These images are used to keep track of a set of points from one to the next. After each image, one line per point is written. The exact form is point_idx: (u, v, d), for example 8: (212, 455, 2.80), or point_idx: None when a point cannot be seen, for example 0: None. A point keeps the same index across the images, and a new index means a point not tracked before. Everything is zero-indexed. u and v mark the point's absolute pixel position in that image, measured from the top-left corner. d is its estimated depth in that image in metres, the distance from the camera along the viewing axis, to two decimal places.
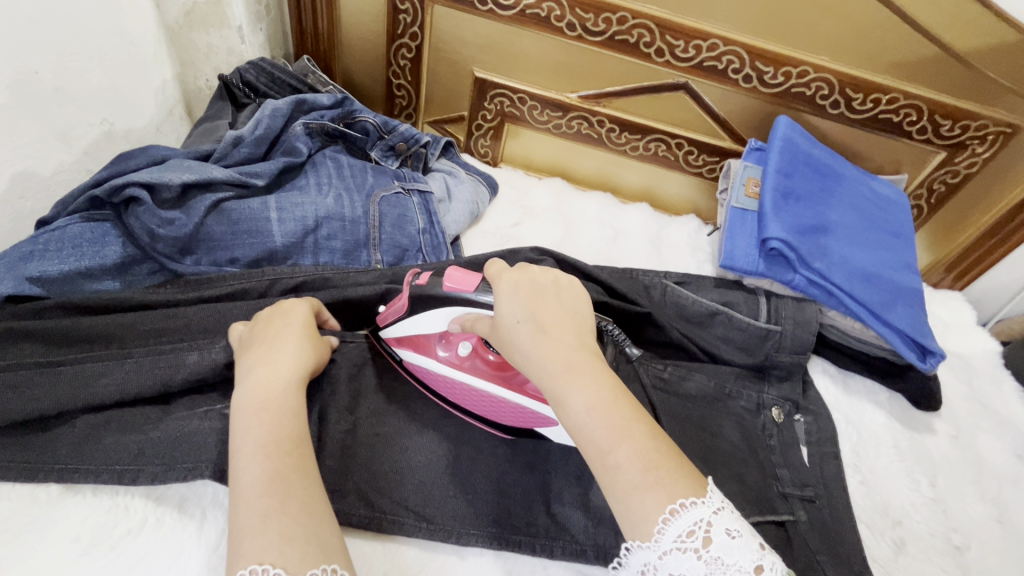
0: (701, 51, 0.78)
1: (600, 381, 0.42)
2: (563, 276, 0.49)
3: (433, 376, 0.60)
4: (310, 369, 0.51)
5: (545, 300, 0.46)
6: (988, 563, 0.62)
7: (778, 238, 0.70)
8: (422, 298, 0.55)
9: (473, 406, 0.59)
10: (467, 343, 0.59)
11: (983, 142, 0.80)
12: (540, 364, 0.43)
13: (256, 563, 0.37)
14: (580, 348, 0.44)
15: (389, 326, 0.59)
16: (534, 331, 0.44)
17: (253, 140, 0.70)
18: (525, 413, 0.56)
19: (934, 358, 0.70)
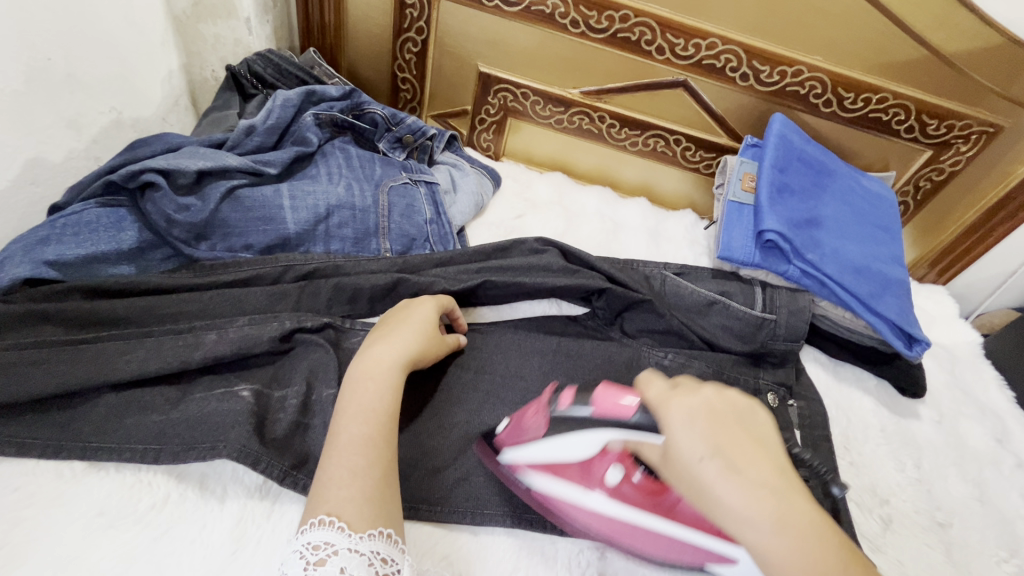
0: (700, 49, 0.81)
1: (814, 537, 0.33)
2: (744, 395, 0.39)
3: (572, 510, 0.49)
4: (420, 355, 0.54)
5: (732, 429, 0.36)
6: (969, 538, 0.65)
7: (774, 230, 0.73)
8: (563, 421, 0.49)
9: (626, 535, 0.47)
10: (614, 470, 0.45)
11: (966, 141, 0.84)
12: (738, 522, 0.34)
13: (326, 514, 0.41)
14: (783, 495, 0.34)
15: (521, 450, 0.51)
16: (727, 473, 0.35)
17: (265, 129, 0.71)
18: (691, 547, 0.42)
19: (920, 345, 0.74)
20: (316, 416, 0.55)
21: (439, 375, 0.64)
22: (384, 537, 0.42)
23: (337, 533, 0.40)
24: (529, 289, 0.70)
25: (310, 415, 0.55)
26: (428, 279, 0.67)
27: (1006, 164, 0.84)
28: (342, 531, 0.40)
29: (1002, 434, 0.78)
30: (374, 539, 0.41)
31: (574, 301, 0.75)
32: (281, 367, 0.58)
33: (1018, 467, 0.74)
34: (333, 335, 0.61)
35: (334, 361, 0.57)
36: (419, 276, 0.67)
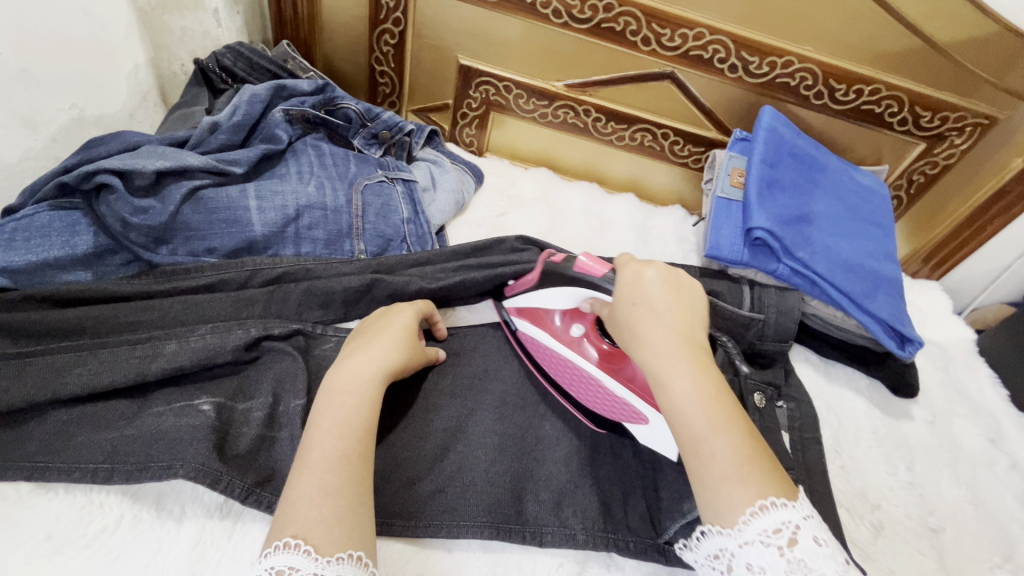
0: (687, 40, 0.78)
1: (700, 371, 0.43)
2: (689, 279, 0.51)
3: (541, 350, 0.63)
4: (400, 367, 0.52)
5: (667, 291, 0.49)
6: (962, 544, 0.63)
7: (763, 227, 0.70)
8: (555, 273, 0.59)
9: (572, 386, 0.61)
10: (580, 326, 0.61)
11: (960, 133, 0.81)
12: (646, 342, 0.45)
13: (290, 537, 0.37)
14: (686, 338, 0.45)
15: (517, 298, 0.65)
16: (645, 312, 0.47)
17: (231, 127, 0.68)
18: (618, 405, 0.57)
19: (913, 346, 0.71)
20: (282, 429, 0.52)
21: (415, 382, 0.62)
22: (354, 561, 0.37)
23: (303, 557, 0.36)
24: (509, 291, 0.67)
25: (276, 428, 0.52)
26: (403, 280, 0.64)
27: (1002, 157, 0.82)
28: (308, 554, 0.36)
29: (995, 434, 0.76)
30: (341, 563, 0.37)
31: None
32: (246, 377, 0.55)
33: (1012, 468, 0.72)
34: (302, 343, 0.59)
35: (303, 370, 0.55)
36: (395, 275, 0.64)
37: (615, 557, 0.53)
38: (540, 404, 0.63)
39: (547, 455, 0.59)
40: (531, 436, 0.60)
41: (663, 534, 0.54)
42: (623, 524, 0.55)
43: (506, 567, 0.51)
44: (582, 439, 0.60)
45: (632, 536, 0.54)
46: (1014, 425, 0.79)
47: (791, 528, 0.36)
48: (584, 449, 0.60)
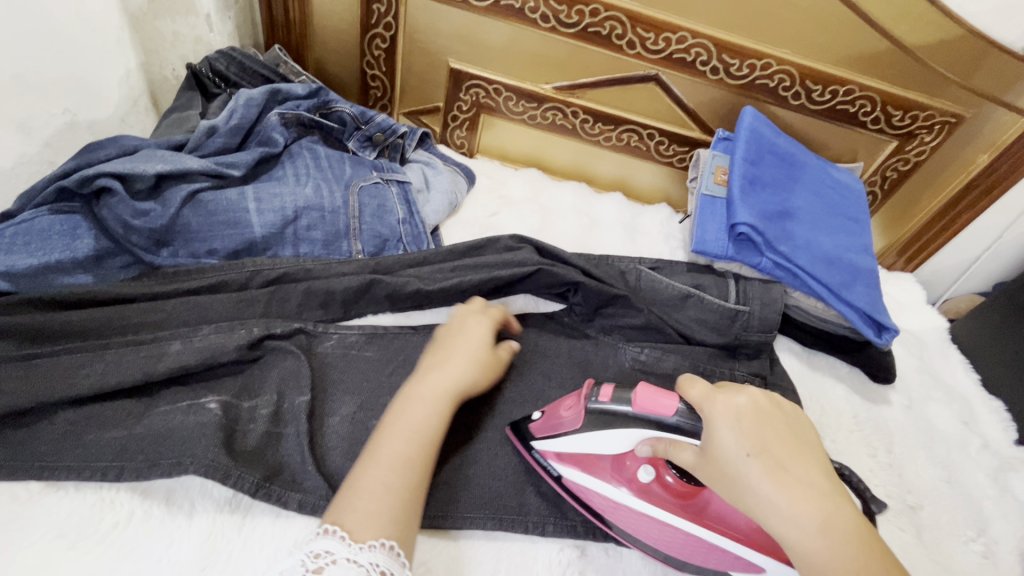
0: (670, 43, 0.81)
1: (846, 538, 0.40)
2: (781, 401, 0.47)
3: (600, 501, 0.54)
4: (471, 382, 0.56)
5: (774, 429, 0.44)
6: (938, 520, 0.67)
7: (746, 223, 0.73)
8: (605, 414, 0.52)
9: (650, 536, 0.53)
10: (647, 467, 0.53)
11: (930, 131, 0.85)
12: (780, 512, 0.41)
13: (330, 523, 0.43)
14: (821, 494, 0.41)
15: (552, 440, 0.55)
16: (769, 470, 0.41)
17: (227, 130, 0.69)
18: (714, 551, 0.51)
19: (888, 334, 0.75)
20: (288, 425, 0.54)
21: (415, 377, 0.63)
22: (386, 549, 0.42)
23: (339, 542, 0.41)
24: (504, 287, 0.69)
25: (282, 424, 0.54)
26: (401, 280, 0.65)
27: (969, 153, 0.87)
28: (343, 539, 0.42)
29: (968, 417, 0.80)
30: (373, 551, 0.41)
31: (550, 298, 0.74)
32: (251, 376, 0.57)
33: (983, 448, 0.76)
34: (304, 341, 0.60)
35: (306, 367, 0.57)
36: (393, 277, 0.66)
37: (613, 541, 0.55)
38: (537, 397, 0.65)
39: None
40: None
41: None
42: None
43: (509, 554, 0.53)
44: None
45: None
46: (986, 408, 0.83)
47: None
48: None
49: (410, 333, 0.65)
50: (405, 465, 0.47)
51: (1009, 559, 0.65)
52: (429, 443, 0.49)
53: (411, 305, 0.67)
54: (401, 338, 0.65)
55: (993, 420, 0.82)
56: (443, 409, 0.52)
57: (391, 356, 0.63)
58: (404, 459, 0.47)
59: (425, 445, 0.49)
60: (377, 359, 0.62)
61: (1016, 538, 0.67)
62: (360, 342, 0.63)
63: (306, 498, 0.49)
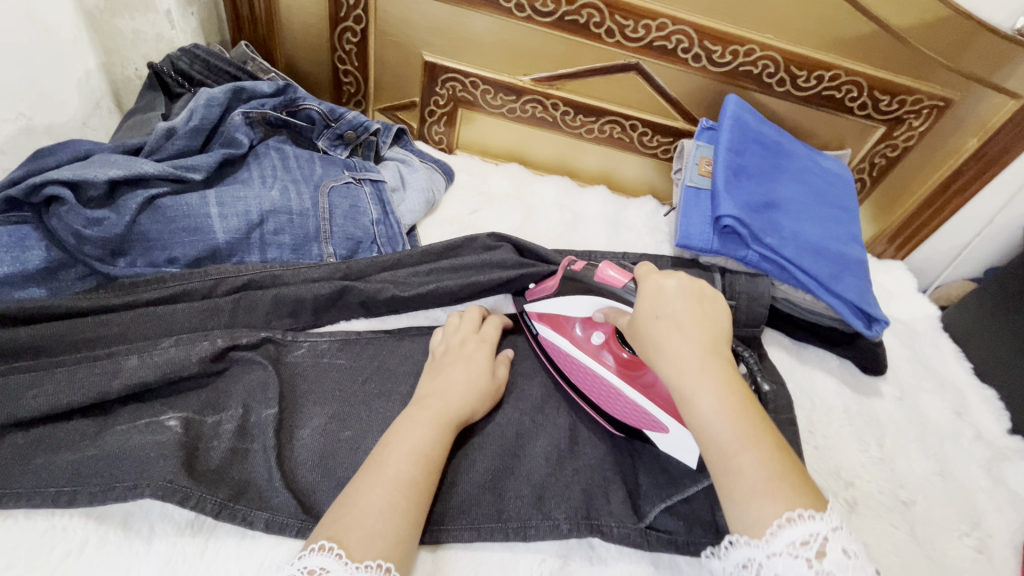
0: (651, 30, 0.78)
1: (724, 386, 0.43)
2: (708, 290, 0.51)
3: (560, 355, 0.64)
4: (472, 409, 0.55)
5: (691, 304, 0.49)
6: (932, 515, 0.65)
7: (731, 215, 0.71)
8: (574, 282, 0.62)
9: (589, 390, 0.62)
10: (601, 335, 0.62)
11: (918, 116, 0.83)
12: (668, 357, 0.45)
13: (328, 539, 0.40)
14: (709, 353, 0.45)
15: (539, 305, 0.66)
16: (670, 326, 0.47)
17: (188, 132, 0.66)
18: (639, 413, 0.57)
19: (879, 325, 0.73)
20: (255, 440, 0.51)
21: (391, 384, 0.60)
22: (382, 571, 0.40)
23: (335, 560, 0.39)
24: (483, 289, 0.66)
25: (248, 439, 0.51)
26: (375, 286, 0.63)
27: (958, 137, 0.85)
28: (340, 558, 0.39)
29: (961, 406, 0.79)
30: (370, 572, 0.39)
31: None
32: (216, 389, 0.54)
33: (976, 439, 0.75)
34: (272, 351, 0.58)
35: (274, 379, 0.55)
36: (366, 283, 0.63)
37: (597, 546, 0.53)
38: (517, 399, 0.63)
39: (527, 451, 0.59)
40: (511, 433, 0.59)
41: (643, 519, 0.54)
42: (606, 508, 0.55)
43: (487, 566, 0.50)
44: (561, 431, 0.61)
45: (615, 519, 0.54)
46: (978, 397, 0.82)
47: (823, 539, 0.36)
48: (563, 443, 0.60)
49: (385, 335, 0.64)
50: (376, 479, 0.45)
51: (1003, 553, 0.64)
52: (399, 456, 0.47)
53: (384, 309, 0.64)
54: (375, 343, 0.63)
55: (986, 409, 0.80)
56: (420, 424, 0.50)
57: (365, 364, 0.61)
58: (374, 474, 0.45)
59: (393, 457, 0.47)
60: (350, 368, 0.60)
61: (1009, 531, 0.66)
62: (333, 349, 0.61)
63: (273, 517, 0.47)
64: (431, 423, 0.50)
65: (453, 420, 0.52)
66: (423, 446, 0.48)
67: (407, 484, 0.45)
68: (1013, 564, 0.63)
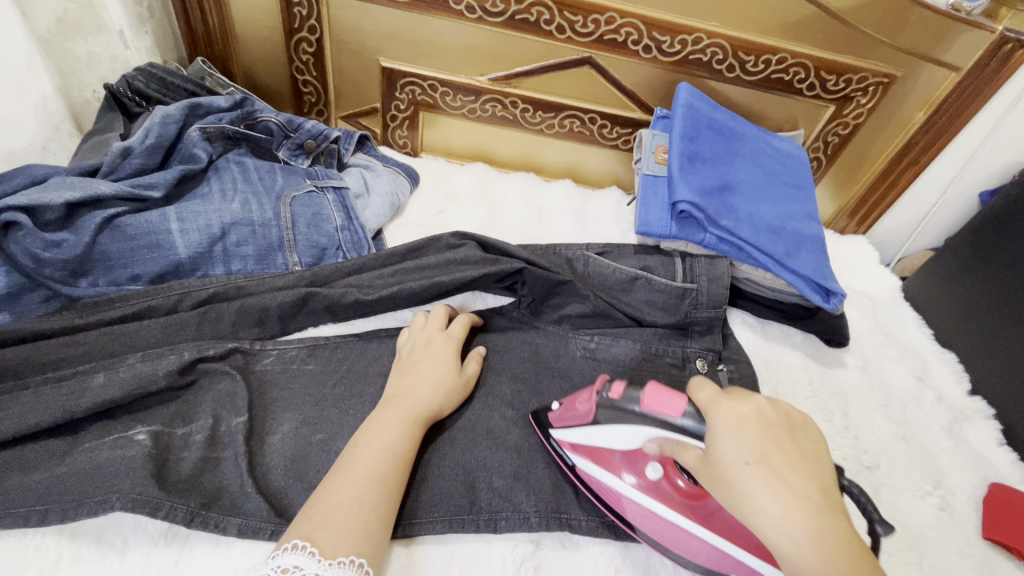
0: (600, 24, 0.80)
1: (850, 562, 0.34)
2: (792, 416, 0.41)
3: (612, 494, 0.54)
4: (442, 403, 0.57)
5: (780, 441, 0.38)
6: (895, 477, 0.68)
7: (686, 200, 0.73)
8: (612, 411, 0.52)
9: (649, 528, 0.52)
10: (656, 467, 0.52)
11: (865, 93, 0.86)
12: (775, 524, 0.36)
13: (300, 538, 0.41)
14: (822, 509, 0.36)
15: (567, 430, 0.56)
16: (773, 485, 0.37)
17: (145, 150, 0.66)
18: (724, 558, 0.48)
19: (837, 298, 0.75)
20: (225, 449, 0.52)
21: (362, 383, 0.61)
22: (355, 566, 0.41)
23: (308, 558, 0.40)
24: (449, 288, 0.68)
25: (219, 448, 0.52)
26: (339, 291, 0.64)
27: (906, 111, 0.87)
28: (313, 555, 0.40)
29: (922, 371, 0.82)
30: (343, 567, 0.40)
31: (498, 292, 0.75)
32: (185, 402, 0.55)
33: (938, 401, 0.77)
34: (241, 361, 0.59)
35: (243, 388, 0.56)
36: (330, 289, 0.64)
37: (568, 533, 0.54)
38: (487, 393, 0.64)
39: (497, 441, 0.60)
40: (481, 426, 0.61)
41: None
42: (576, 504, 0.57)
43: (462, 556, 0.52)
44: (531, 423, 0.63)
45: (585, 514, 0.56)
46: (940, 361, 0.84)
47: None
48: (534, 433, 0.62)
49: (353, 339, 0.65)
50: (352, 479, 0.46)
51: (963, 508, 0.67)
52: (366, 454, 0.48)
53: (353, 314, 0.66)
54: (344, 346, 0.64)
55: (947, 373, 0.83)
56: (386, 422, 0.51)
57: (334, 368, 0.62)
58: (344, 472, 0.46)
59: (357, 454, 0.48)
60: (319, 372, 0.61)
61: (969, 487, 0.69)
62: (302, 355, 0.62)
63: (246, 522, 0.48)
64: (398, 420, 0.52)
65: (421, 416, 0.54)
66: (392, 443, 0.49)
67: (373, 477, 0.46)
68: (973, 518, 0.66)
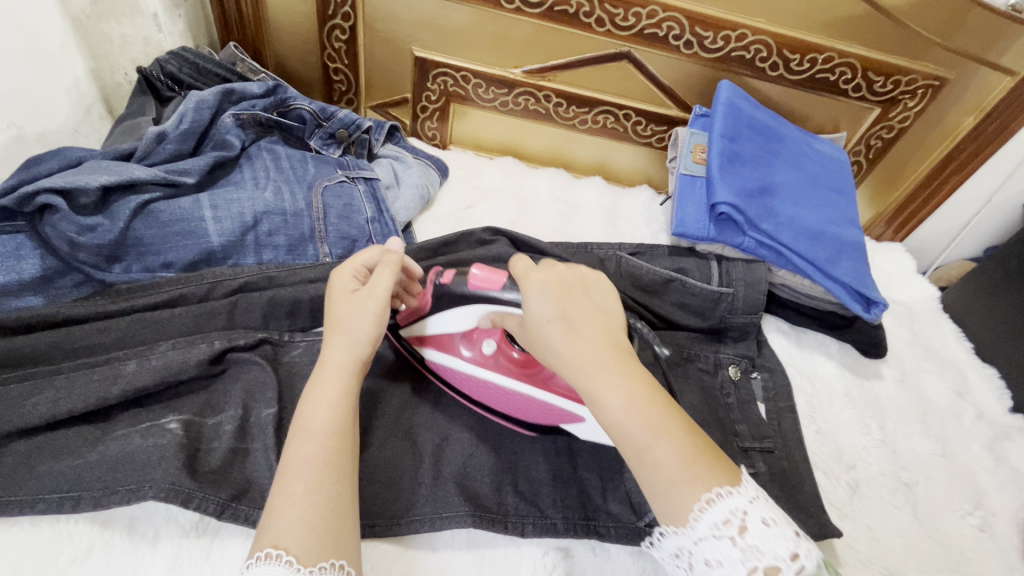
0: (641, 18, 0.78)
1: (631, 377, 0.41)
2: (589, 276, 0.47)
3: (452, 374, 0.59)
4: (331, 355, 0.47)
5: (576, 297, 0.45)
6: (934, 495, 0.66)
7: (726, 202, 0.70)
8: (445, 299, 0.55)
9: (491, 401, 0.58)
10: (491, 342, 0.57)
11: (913, 96, 0.83)
12: (570, 358, 0.42)
13: (271, 547, 0.37)
14: (613, 345, 0.43)
15: (410, 325, 0.59)
16: (565, 330, 0.43)
17: (179, 135, 0.66)
18: (549, 411, 0.56)
19: (878, 308, 0.72)
20: (255, 440, 0.52)
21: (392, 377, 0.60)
22: (336, 570, 0.38)
23: (285, 568, 0.36)
24: None
25: (248, 440, 0.51)
26: None
27: (955, 116, 0.84)
28: (290, 565, 0.36)
29: (962, 386, 0.79)
30: (326, 573, 0.37)
31: None
32: (215, 392, 0.54)
33: (978, 418, 0.75)
34: (270, 351, 0.58)
35: (272, 379, 0.55)
36: None
37: (599, 540, 0.53)
38: None
39: (525, 445, 0.59)
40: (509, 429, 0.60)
41: (643, 518, 0.54)
42: (604, 510, 0.55)
43: (492, 559, 0.51)
44: None
45: (614, 521, 0.54)
46: (980, 376, 0.82)
47: (740, 516, 0.36)
48: (564, 438, 0.60)
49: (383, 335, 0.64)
50: None
51: (1005, 530, 0.64)
52: None
53: None
54: None
55: (988, 389, 0.80)
56: None
57: None
58: None
59: None
60: None
61: (1011, 508, 0.66)
62: None
63: None
64: None
65: None
66: None
67: None
68: (1016, 541, 0.64)
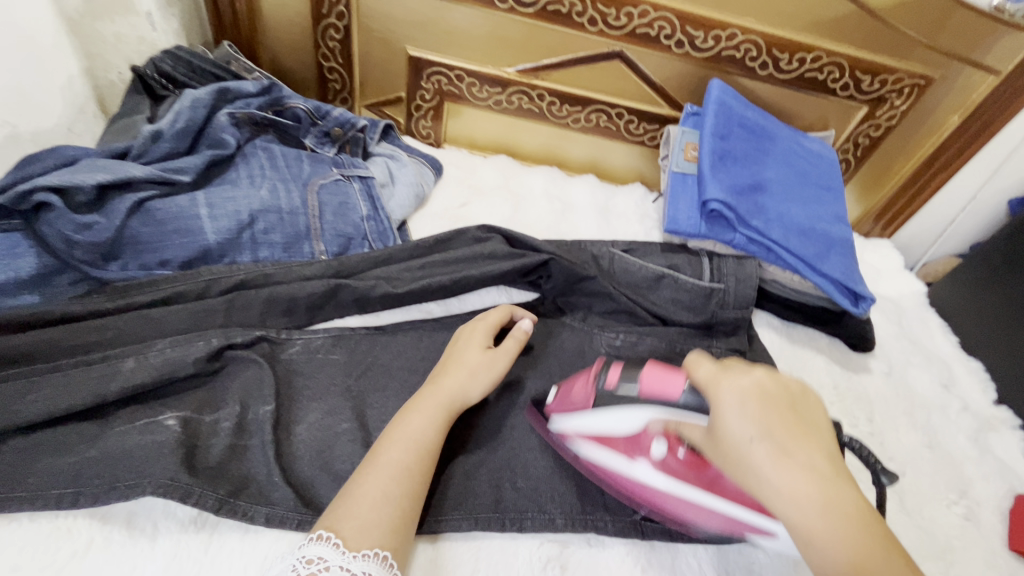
0: (633, 18, 0.79)
1: (859, 532, 0.35)
2: (795, 383, 0.42)
3: (617, 473, 0.54)
4: (454, 388, 0.53)
5: (783, 414, 0.39)
6: (920, 486, 0.67)
7: (717, 199, 0.72)
8: (611, 397, 0.53)
9: (662, 503, 0.52)
10: (660, 444, 0.50)
11: (899, 95, 0.84)
12: (780, 494, 0.37)
13: (324, 529, 0.41)
14: (832, 480, 0.37)
15: (569, 418, 0.56)
16: (775, 455, 0.38)
17: (175, 134, 0.66)
18: (731, 521, 0.48)
19: (865, 303, 0.74)
20: (253, 437, 0.52)
21: (390, 374, 0.61)
22: (379, 559, 0.41)
23: (332, 549, 0.40)
24: (478, 282, 0.67)
25: (246, 437, 0.52)
26: (369, 284, 0.64)
27: (941, 115, 0.86)
28: (337, 547, 0.40)
29: (948, 379, 0.81)
30: (367, 560, 0.40)
31: (522, 286, 0.73)
32: (213, 389, 0.55)
33: (963, 410, 0.76)
34: (268, 349, 0.58)
35: (270, 375, 0.55)
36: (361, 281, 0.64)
37: (594, 531, 0.54)
38: (510, 392, 0.64)
39: (522, 440, 0.60)
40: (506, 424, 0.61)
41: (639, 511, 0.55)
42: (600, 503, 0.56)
43: (487, 552, 0.52)
44: None
45: (610, 515, 0.55)
46: (965, 369, 0.84)
47: None
48: None
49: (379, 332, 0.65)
50: (381, 470, 0.45)
51: (989, 519, 0.66)
52: (428, 454, 0.48)
53: (377, 306, 0.65)
54: (368, 339, 0.63)
55: (973, 381, 0.82)
56: (424, 418, 0.50)
57: (359, 359, 0.61)
58: (382, 467, 0.45)
59: (402, 451, 0.47)
60: (346, 362, 0.60)
61: (995, 497, 0.68)
62: (327, 345, 0.62)
63: (273, 511, 0.48)
64: (438, 415, 0.50)
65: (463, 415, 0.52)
66: (418, 434, 0.48)
67: (409, 474, 0.46)
68: (1000, 529, 0.65)
